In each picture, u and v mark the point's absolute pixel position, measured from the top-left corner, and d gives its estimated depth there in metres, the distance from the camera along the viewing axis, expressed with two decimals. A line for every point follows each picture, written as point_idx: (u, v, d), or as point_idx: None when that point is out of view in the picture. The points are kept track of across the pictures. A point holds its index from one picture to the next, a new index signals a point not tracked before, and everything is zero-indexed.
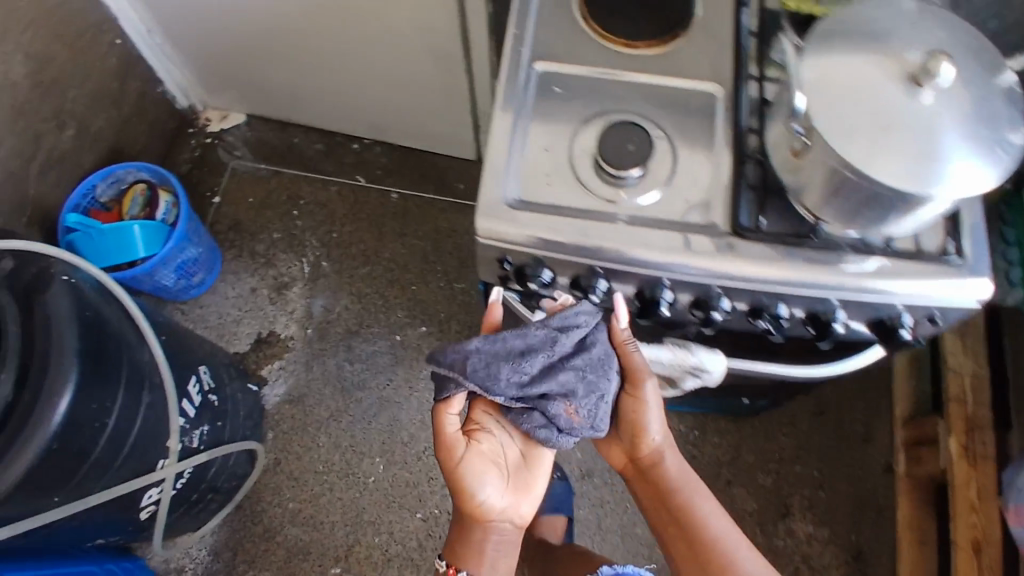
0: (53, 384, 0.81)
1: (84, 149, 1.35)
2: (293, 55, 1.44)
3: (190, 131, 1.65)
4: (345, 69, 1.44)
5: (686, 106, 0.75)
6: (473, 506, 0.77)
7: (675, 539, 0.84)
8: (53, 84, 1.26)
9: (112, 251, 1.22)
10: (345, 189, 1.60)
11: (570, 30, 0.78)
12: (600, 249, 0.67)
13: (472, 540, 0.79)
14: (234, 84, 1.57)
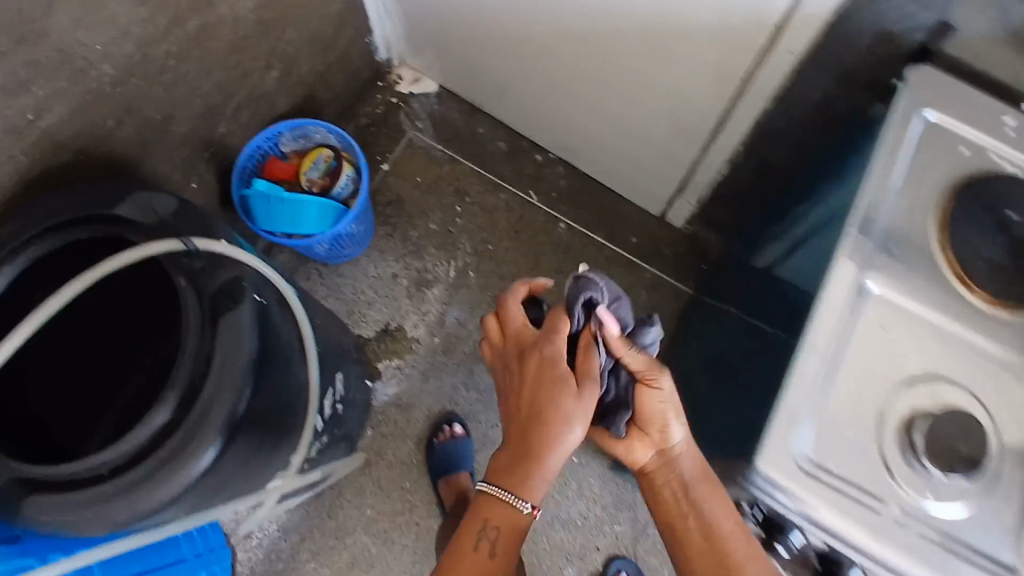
0: (205, 431, 0.74)
1: (282, 92, 1.25)
2: (520, 58, 1.28)
3: (378, 85, 1.55)
4: (570, 92, 1.28)
5: (1013, 399, 0.66)
6: (556, 436, 0.83)
7: (695, 550, 0.83)
8: (275, 21, 1.14)
9: (285, 219, 1.16)
10: (515, 201, 1.50)
11: (918, 254, 0.70)
12: (872, 540, 0.60)
13: (530, 469, 0.83)
14: (443, 56, 1.46)
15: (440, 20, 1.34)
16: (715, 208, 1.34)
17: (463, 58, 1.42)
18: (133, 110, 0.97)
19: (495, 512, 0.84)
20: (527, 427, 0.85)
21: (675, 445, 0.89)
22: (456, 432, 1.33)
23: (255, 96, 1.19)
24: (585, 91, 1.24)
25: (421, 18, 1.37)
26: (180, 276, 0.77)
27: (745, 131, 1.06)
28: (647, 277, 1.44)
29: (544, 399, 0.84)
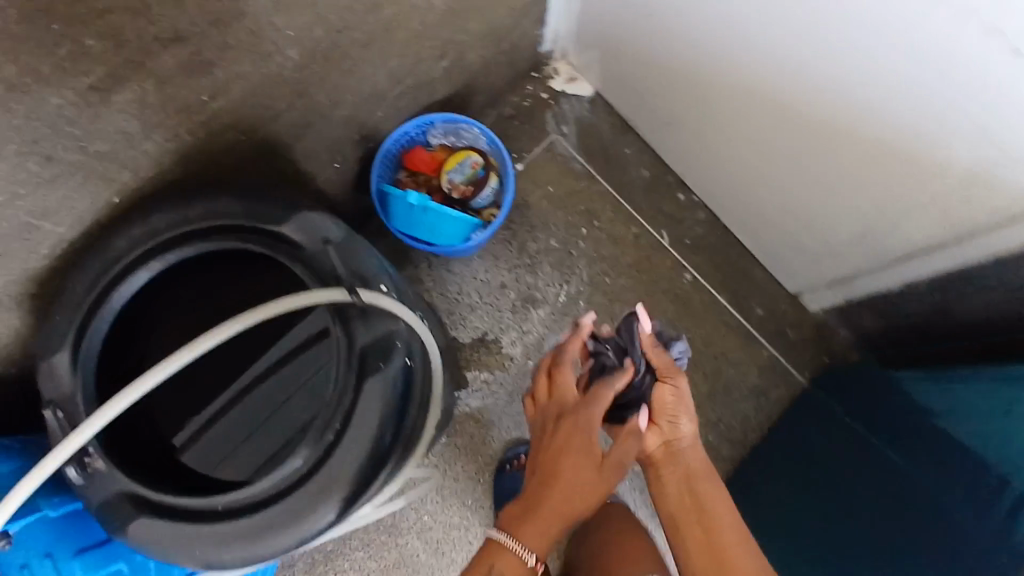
0: (322, 495, 0.72)
1: (446, 80, 1.15)
2: (708, 98, 1.15)
3: (533, 75, 1.44)
4: (751, 151, 1.15)
5: None
6: (583, 492, 0.84)
7: (697, 539, 0.87)
8: (465, 13, 1.02)
9: (421, 225, 1.11)
10: (645, 238, 1.40)
11: None
12: None
13: (550, 523, 0.82)
14: (613, 65, 1.34)
15: (629, 34, 1.21)
16: (865, 309, 1.24)
17: (636, 76, 1.30)
18: (303, 94, 0.87)
19: (499, 562, 0.81)
20: (540, 478, 0.86)
21: (679, 436, 0.94)
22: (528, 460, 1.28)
23: (420, 83, 1.10)
24: (773, 160, 1.12)
25: (607, 24, 1.25)
26: (336, 322, 0.74)
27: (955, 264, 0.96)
28: (764, 356, 1.37)
29: (577, 456, 0.85)
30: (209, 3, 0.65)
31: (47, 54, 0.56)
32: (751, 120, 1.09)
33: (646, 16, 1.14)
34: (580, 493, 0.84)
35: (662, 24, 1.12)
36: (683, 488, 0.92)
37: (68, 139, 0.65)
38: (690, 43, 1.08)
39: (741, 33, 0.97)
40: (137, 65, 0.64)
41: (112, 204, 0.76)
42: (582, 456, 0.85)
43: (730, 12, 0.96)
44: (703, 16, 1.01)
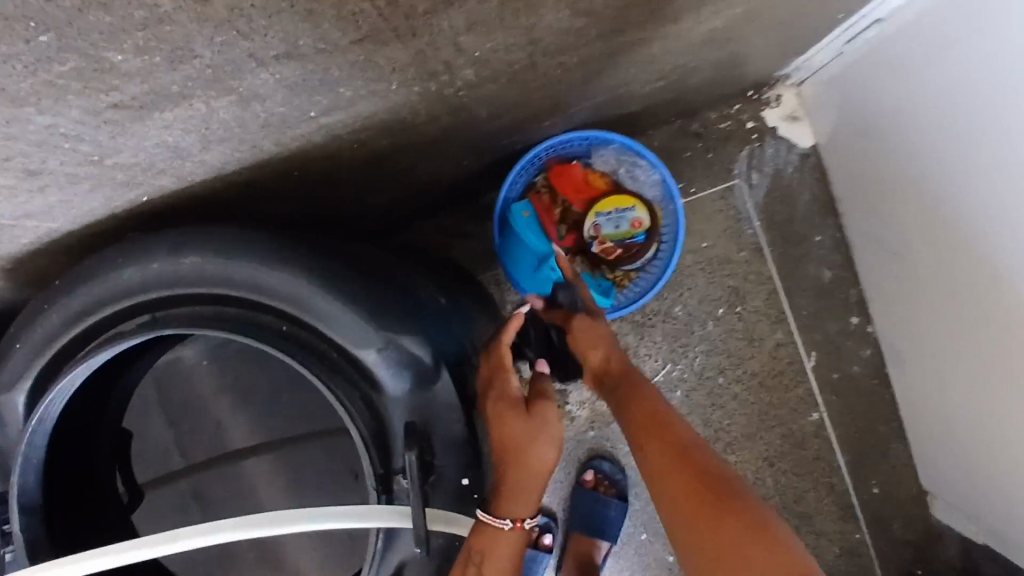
0: None
1: (649, 97, 0.83)
2: (969, 265, 0.81)
3: (748, 93, 1.09)
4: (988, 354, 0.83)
5: None
6: (523, 439, 0.51)
7: (668, 493, 0.54)
8: (725, 40, 0.70)
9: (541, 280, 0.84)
10: (787, 350, 1.11)
11: None
12: None
13: (524, 478, 0.51)
14: (854, 137, 0.99)
15: (900, 133, 0.86)
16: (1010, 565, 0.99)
17: (881, 172, 0.95)
18: (461, 110, 0.58)
19: (498, 554, 0.50)
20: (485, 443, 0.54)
21: (599, 364, 0.66)
22: (585, 479, 1.12)
23: (618, 98, 0.78)
24: (995, 399, 0.85)
25: (878, 97, 0.89)
26: (379, 534, 0.49)
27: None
28: (855, 539, 1.13)
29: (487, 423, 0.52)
30: (360, 18, 0.35)
31: (31, 62, 0.29)
32: (1001, 349, 0.80)
33: (931, 138, 0.81)
34: (541, 440, 0.51)
35: (940, 169, 0.81)
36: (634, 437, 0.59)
37: (68, 153, 0.38)
38: (966, 228, 0.80)
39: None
40: (206, 82, 0.36)
41: (138, 203, 0.50)
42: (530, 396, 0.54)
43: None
44: (994, 219, 0.74)
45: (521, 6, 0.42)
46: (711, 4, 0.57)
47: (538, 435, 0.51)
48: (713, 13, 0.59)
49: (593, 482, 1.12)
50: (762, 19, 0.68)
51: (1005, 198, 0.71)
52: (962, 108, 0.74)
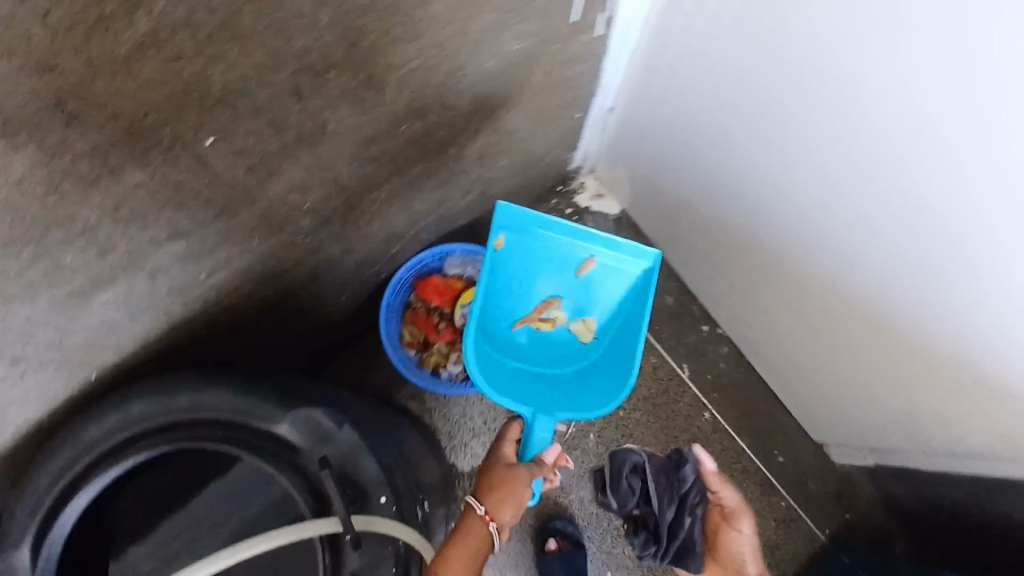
0: None
1: (469, 211, 1.09)
2: (746, 221, 0.98)
3: (558, 189, 1.38)
4: (794, 294, 0.99)
5: None
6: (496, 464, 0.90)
7: None
8: (497, 154, 0.97)
9: (528, 295, 0.96)
10: (663, 370, 1.33)
11: None
12: None
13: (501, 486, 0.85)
14: (642, 192, 1.28)
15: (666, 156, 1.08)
16: (895, 477, 1.16)
17: (666, 209, 1.23)
18: (316, 252, 0.80)
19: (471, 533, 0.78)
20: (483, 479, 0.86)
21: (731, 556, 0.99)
22: (551, 547, 1.24)
23: (443, 218, 1.04)
24: (861, 349, 0.93)
25: (640, 129, 1.11)
26: (325, 550, 0.65)
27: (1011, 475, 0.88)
28: (781, 506, 1.29)
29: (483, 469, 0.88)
30: (211, 199, 0.57)
31: (17, 273, 0.49)
32: (857, 305, 0.87)
33: (678, 170, 1.07)
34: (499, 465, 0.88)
35: (704, 186, 1.03)
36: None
37: (40, 341, 0.57)
38: (758, 218, 0.94)
39: (880, 220, 0.72)
40: (125, 265, 0.56)
41: (91, 380, 0.67)
42: (483, 485, 0.84)
43: (851, 191, 0.73)
44: (742, 175, 0.90)
45: (319, 169, 0.65)
46: (463, 133, 0.83)
47: (477, 516, 0.80)
48: (468, 139, 0.85)
49: (558, 546, 1.24)
50: (513, 134, 0.96)
51: (810, 160, 0.76)
52: (684, 108, 0.93)
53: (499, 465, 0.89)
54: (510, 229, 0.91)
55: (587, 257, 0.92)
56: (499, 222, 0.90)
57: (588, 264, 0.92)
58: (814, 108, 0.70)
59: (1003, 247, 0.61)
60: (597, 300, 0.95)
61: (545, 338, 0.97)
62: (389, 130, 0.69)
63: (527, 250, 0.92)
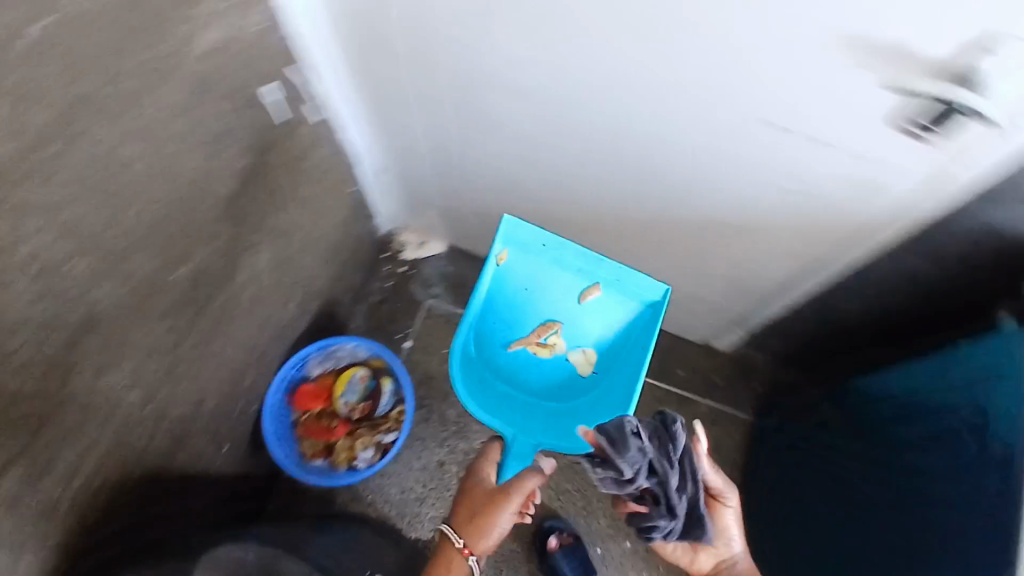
0: None
1: (304, 314, 1.17)
2: (537, 182, 1.08)
3: (382, 256, 1.46)
4: (606, 223, 1.11)
5: None
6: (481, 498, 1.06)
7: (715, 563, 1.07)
8: (294, 257, 1.06)
9: (529, 322, 1.08)
10: None
11: None
12: None
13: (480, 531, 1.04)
14: (451, 222, 1.39)
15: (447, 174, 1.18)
16: (764, 336, 1.31)
17: (475, 225, 1.35)
18: (166, 419, 0.85)
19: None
20: (467, 505, 1.07)
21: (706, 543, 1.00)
22: (552, 544, 1.29)
23: (281, 332, 1.11)
24: (671, 239, 1.06)
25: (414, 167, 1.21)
26: None
27: (817, 285, 1.03)
28: (703, 410, 1.43)
29: (470, 502, 1.06)
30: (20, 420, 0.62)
31: None
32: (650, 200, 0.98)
33: (458, 179, 1.19)
34: (483, 503, 1.05)
35: (485, 182, 1.15)
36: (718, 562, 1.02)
37: None
38: (541, 174, 1.05)
39: (619, 119, 0.82)
40: None
41: None
42: (463, 512, 1.07)
43: (588, 111, 0.83)
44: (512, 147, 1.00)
45: (116, 347, 0.72)
46: (244, 255, 0.91)
47: (458, 561, 1.05)
48: (253, 257, 0.94)
49: (560, 542, 1.30)
50: (298, 236, 1.04)
51: (540, 103, 0.86)
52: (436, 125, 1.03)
53: (470, 497, 1.07)
54: (512, 248, 1.04)
55: (589, 286, 1.04)
56: (505, 239, 1.03)
57: (593, 291, 1.05)
58: (513, 67, 0.80)
59: (680, 109, 0.75)
60: (594, 332, 1.07)
61: (522, 364, 1.10)
62: (164, 286, 0.76)
63: (593, 302, 1.05)
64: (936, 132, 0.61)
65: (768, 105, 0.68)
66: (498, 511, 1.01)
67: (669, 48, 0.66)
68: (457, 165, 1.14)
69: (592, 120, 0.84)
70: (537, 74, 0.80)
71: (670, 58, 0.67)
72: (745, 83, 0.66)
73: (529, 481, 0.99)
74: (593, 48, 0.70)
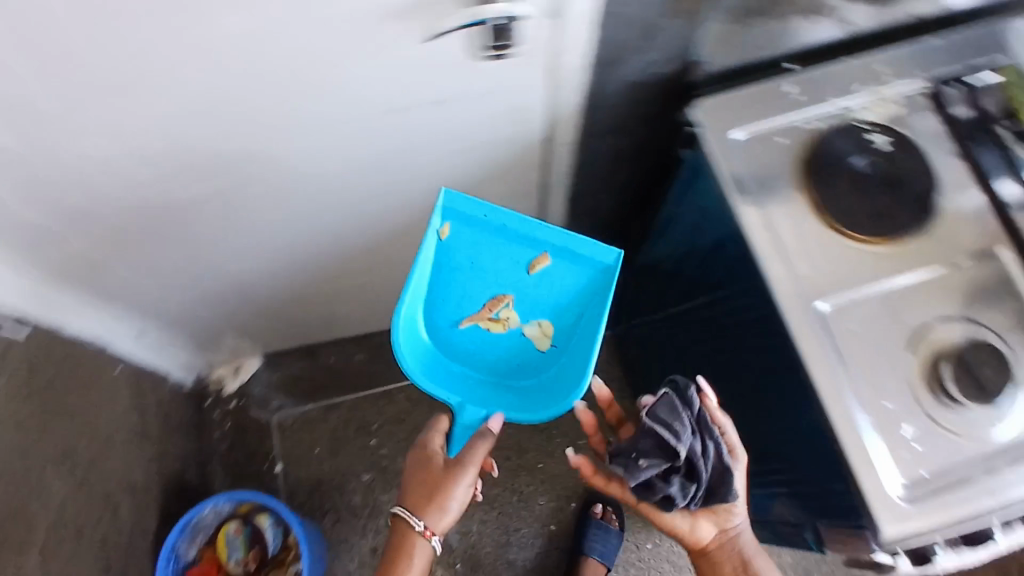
0: None
1: (144, 511, 1.11)
2: (276, 253, 1.05)
3: (208, 404, 1.38)
4: (366, 249, 1.10)
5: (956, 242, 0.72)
6: (432, 473, 0.87)
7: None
8: (90, 470, 0.98)
9: (477, 303, 0.92)
10: (414, 392, 1.39)
11: (838, 208, 0.71)
12: (996, 470, 0.66)
13: (434, 502, 0.85)
14: (247, 333, 1.32)
15: (200, 295, 1.13)
16: None
17: (267, 324, 1.29)
18: None
19: (418, 559, 0.87)
20: (411, 486, 0.88)
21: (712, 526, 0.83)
22: (596, 510, 1.31)
23: (126, 545, 1.04)
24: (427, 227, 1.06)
25: (164, 310, 1.14)
26: None
27: (569, 195, 1.06)
28: None
29: (413, 481, 0.88)
30: None
31: None
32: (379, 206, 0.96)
33: (213, 295, 1.14)
34: (434, 478, 0.86)
35: (238, 284, 1.12)
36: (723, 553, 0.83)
37: None
38: (272, 246, 1.02)
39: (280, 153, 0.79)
40: None
41: None
42: (416, 487, 0.87)
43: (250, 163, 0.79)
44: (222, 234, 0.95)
45: None
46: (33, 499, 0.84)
47: (420, 542, 0.87)
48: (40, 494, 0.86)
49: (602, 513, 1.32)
50: (79, 438, 0.98)
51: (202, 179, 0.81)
52: (145, 261, 0.98)
53: (421, 470, 0.88)
54: (455, 216, 0.86)
55: (538, 255, 0.89)
56: (444, 212, 0.86)
57: (541, 261, 0.89)
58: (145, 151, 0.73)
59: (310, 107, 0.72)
60: (548, 303, 0.91)
61: (484, 344, 0.94)
62: None
63: (524, 264, 0.90)
64: (510, 44, 0.66)
65: (373, 86, 0.71)
66: (455, 480, 0.85)
67: (242, 83, 0.66)
68: (201, 283, 1.09)
69: (254, 179, 0.83)
70: (170, 171, 0.78)
71: (253, 89, 0.68)
72: (329, 80, 0.68)
73: (480, 441, 0.85)
74: (185, 117, 0.70)
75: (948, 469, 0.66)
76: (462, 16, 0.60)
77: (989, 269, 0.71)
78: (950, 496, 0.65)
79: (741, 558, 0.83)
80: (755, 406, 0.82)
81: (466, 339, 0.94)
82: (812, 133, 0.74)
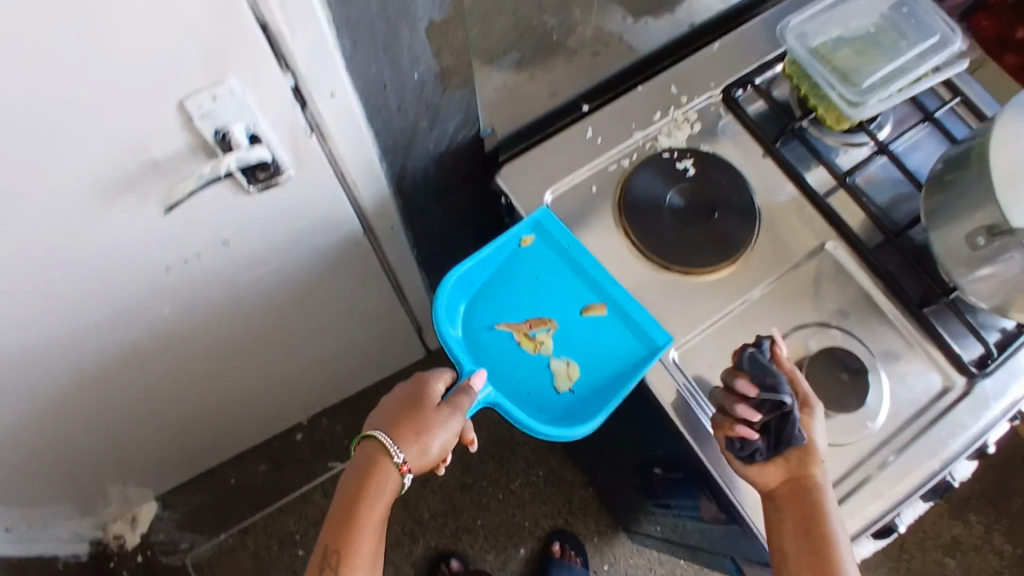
0: None
1: None
2: (122, 408, 0.96)
3: (112, 564, 1.28)
4: (223, 374, 1.02)
5: (785, 245, 0.72)
6: (429, 401, 0.67)
7: (793, 551, 0.57)
8: None
9: (522, 318, 0.72)
10: (329, 486, 1.32)
11: (665, 241, 0.69)
12: (882, 470, 0.64)
13: (424, 433, 0.65)
14: (133, 483, 1.22)
15: (56, 470, 1.03)
16: None
17: (151, 467, 1.20)
18: None
19: (378, 506, 0.63)
20: (395, 414, 0.66)
21: (785, 462, 0.60)
22: (554, 549, 1.24)
23: None
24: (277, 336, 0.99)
25: (22, 494, 1.03)
26: None
27: (419, 266, 1.01)
28: None
29: (398, 409, 0.67)
30: None
31: None
32: (214, 338, 0.90)
33: (71, 464, 1.04)
34: (428, 408, 0.66)
35: (94, 446, 1.03)
36: (797, 511, 0.58)
37: None
38: (113, 403, 0.93)
39: (70, 329, 0.71)
40: None
41: None
42: (401, 413, 0.66)
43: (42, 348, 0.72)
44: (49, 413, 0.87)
45: None
46: None
47: (388, 479, 0.64)
48: None
49: (560, 551, 1.24)
50: None
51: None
52: None
53: (410, 399, 0.67)
54: (544, 230, 0.72)
55: (594, 300, 0.70)
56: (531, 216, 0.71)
57: (597, 308, 0.70)
58: None
59: (87, 288, 0.65)
60: (600, 358, 0.70)
61: (511, 360, 0.71)
62: None
63: (587, 298, 0.71)
64: (271, 176, 0.60)
65: (154, 252, 0.64)
66: (449, 418, 0.65)
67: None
68: (53, 455, 0.99)
69: (57, 355, 0.75)
70: None
71: (10, 286, 0.60)
72: (86, 258, 0.61)
73: (469, 399, 0.66)
74: None
75: (843, 475, 0.64)
76: (197, 177, 0.54)
77: (822, 262, 0.71)
78: (852, 504, 0.62)
79: (825, 512, 0.58)
80: (645, 446, 0.80)
81: (495, 346, 0.71)
82: (622, 173, 0.73)
